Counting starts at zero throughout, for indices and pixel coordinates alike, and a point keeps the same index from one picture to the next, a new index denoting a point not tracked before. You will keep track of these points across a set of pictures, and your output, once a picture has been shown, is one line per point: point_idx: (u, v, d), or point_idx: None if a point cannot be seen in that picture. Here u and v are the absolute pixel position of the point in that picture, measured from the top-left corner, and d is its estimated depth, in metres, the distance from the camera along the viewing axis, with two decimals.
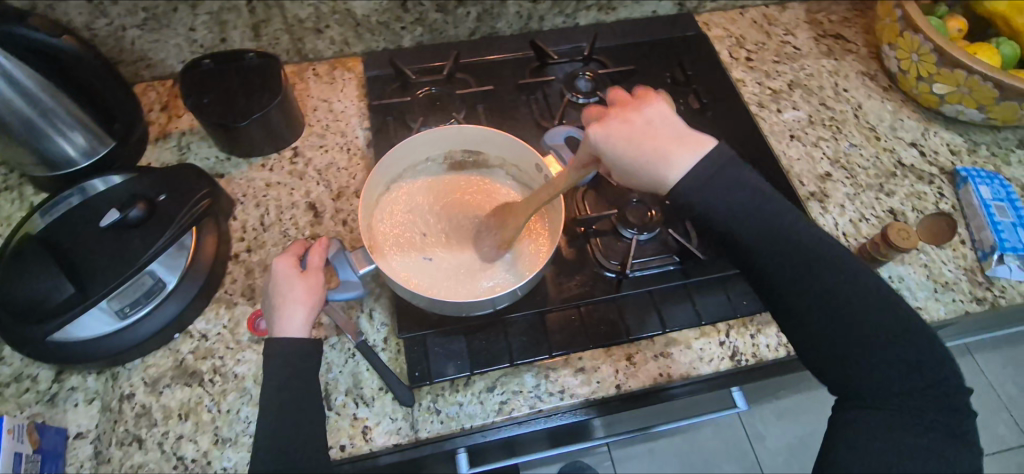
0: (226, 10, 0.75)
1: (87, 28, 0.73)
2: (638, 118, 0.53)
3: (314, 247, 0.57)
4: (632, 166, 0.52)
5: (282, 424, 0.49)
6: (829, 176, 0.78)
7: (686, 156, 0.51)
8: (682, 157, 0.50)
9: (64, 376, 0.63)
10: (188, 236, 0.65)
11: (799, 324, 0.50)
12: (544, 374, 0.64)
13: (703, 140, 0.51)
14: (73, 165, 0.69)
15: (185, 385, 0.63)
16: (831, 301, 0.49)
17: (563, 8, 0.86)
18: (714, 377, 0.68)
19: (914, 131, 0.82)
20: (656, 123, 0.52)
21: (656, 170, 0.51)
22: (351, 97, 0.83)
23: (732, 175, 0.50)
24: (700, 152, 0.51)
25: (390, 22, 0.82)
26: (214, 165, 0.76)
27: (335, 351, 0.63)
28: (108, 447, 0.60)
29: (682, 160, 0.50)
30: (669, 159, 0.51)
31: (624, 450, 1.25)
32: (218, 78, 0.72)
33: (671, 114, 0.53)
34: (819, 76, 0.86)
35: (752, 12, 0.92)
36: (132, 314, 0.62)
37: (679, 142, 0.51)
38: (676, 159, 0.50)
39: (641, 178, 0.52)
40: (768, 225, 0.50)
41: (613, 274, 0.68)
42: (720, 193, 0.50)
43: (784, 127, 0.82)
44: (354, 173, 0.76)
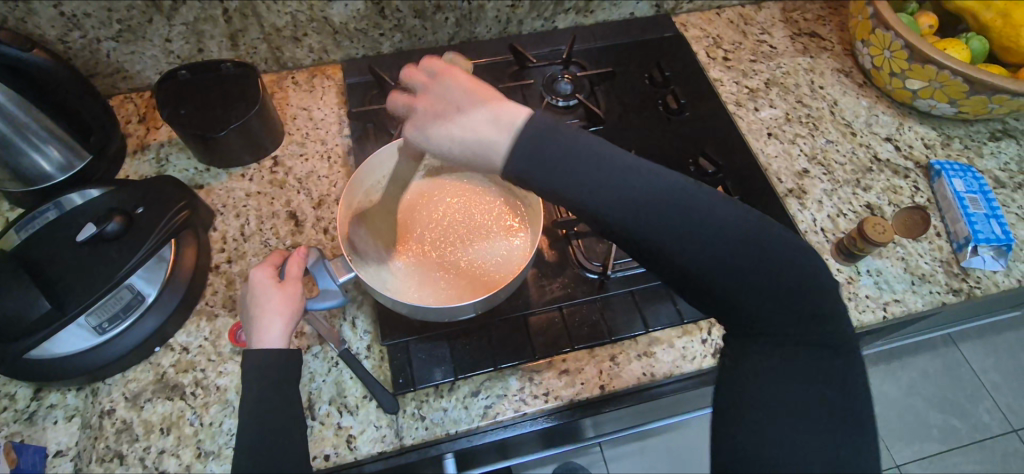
0: (202, 20, 0.74)
1: (61, 41, 0.72)
2: (454, 102, 0.47)
3: (292, 257, 0.57)
4: (458, 156, 0.46)
5: (262, 435, 0.49)
6: (807, 172, 0.79)
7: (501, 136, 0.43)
8: (500, 136, 0.43)
9: (42, 393, 0.62)
10: (167, 249, 0.65)
11: (743, 317, 0.46)
12: (528, 377, 0.64)
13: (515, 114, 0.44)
14: (48, 180, 0.68)
15: (167, 399, 0.62)
16: (764, 294, 0.44)
17: (541, 12, 0.86)
18: (698, 375, 0.68)
19: (889, 126, 0.83)
20: (473, 106, 0.46)
21: (480, 154, 0.44)
22: (331, 105, 0.83)
23: (583, 147, 0.44)
24: (513, 126, 0.44)
25: (368, 29, 0.82)
26: (193, 176, 0.76)
27: (318, 360, 0.63)
28: (89, 464, 0.59)
29: (500, 141, 0.43)
30: (483, 141, 0.44)
31: (616, 450, 1.25)
32: (194, 89, 0.72)
33: (468, 88, 0.47)
34: (795, 74, 0.87)
35: (729, 12, 0.94)
36: (112, 328, 0.61)
37: (486, 122, 0.44)
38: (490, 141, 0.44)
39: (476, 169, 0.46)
40: (688, 214, 0.43)
41: (595, 275, 0.68)
42: (603, 174, 0.43)
43: (761, 125, 0.82)
44: (335, 180, 0.76)
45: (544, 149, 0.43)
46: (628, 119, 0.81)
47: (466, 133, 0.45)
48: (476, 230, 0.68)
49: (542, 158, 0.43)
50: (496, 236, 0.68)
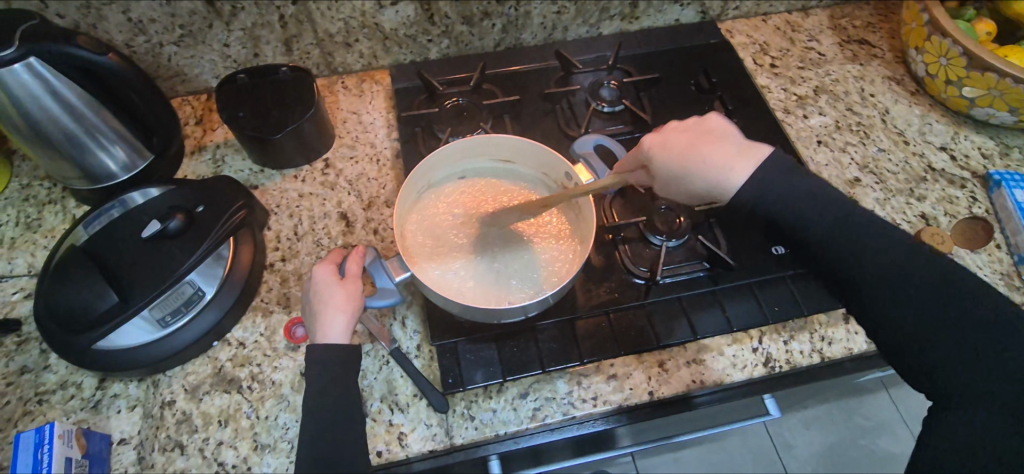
0: (259, 25, 0.77)
1: (127, 45, 0.75)
2: (703, 126, 0.59)
3: (352, 255, 0.60)
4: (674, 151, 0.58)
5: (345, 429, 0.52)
6: (858, 181, 0.78)
7: (746, 163, 0.57)
8: (747, 162, 0.57)
9: (107, 383, 0.65)
10: (226, 247, 0.67)
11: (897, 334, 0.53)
12: (576, 381, 0.64)
13: (759, 151, 0.58)
14: (112, 178, 0.71)
15: (225, 392, 0.64)
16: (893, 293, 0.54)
17: (587, 19, 0.87)
18: (748, 384, 0.67)
19: (943, 135, 0.81)
20: (718, 137, 0.58)
21: (719, 166, 0.57)
22: (380, 108, 0.84)
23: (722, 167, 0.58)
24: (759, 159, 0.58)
25: (417, 35, 0.84)
26: (248, 176, 0.78)
27: (370, 358, 0.64)
28: (151, 452, 0.61)
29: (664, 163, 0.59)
30: (729, 169, 0.57)
31: (650, 460, 1.24)
32: (251, 92, 0.74)
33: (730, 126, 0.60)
34: (845, 82, 0.86)
35: (775, 18, 0.93)
36: (173, 322, 0.63)
37: (730, 147, 0.58)
38: (734, 160, 0.57)
39: (700, 184, 0.58)
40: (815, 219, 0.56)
41: (642, 280, 0.68)
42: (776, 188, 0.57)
43: (811, 133, 0.82)
44: (384, 183, 0.78)
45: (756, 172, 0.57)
46: None
47: (718, 149, 0.57)
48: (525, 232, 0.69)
49: (758, 179, 0.57)
50: (544, 241, 0.68)
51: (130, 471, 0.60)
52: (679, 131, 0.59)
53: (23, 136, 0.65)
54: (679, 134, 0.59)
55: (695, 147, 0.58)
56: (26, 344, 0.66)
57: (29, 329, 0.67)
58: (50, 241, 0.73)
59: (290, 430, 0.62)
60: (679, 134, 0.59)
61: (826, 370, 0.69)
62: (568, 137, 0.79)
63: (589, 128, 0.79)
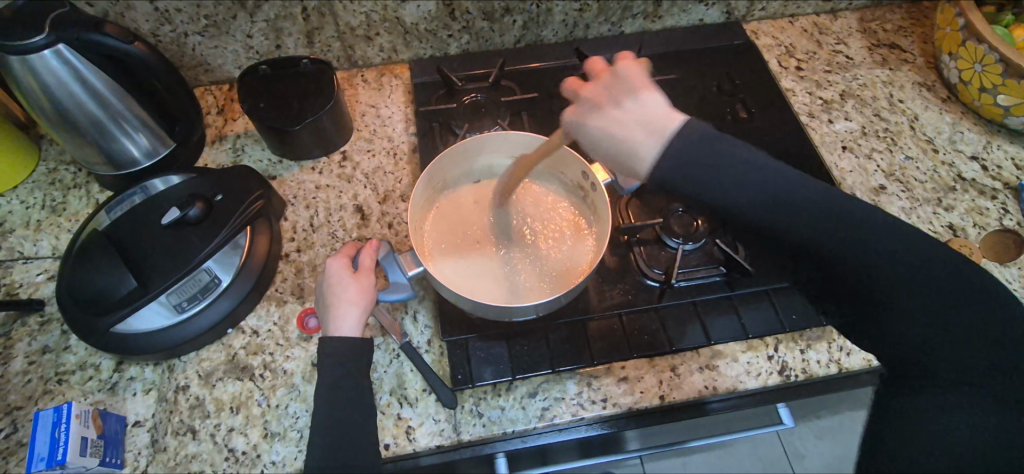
0: (282, 17, 0.77)
1: (153, 34, 0.76)
2: (627, 101, 0.50)
3: (365, 249, 0.61)
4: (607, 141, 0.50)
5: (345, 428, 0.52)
6: (883, 189, 0.76)
7: (655, 142, 0.48)
8: (648, 141, 0.48)
9: (124, 366, 0.66)
10: (243, 236, 0.68)
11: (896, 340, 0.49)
12: (586, 382, 0.64)
13: (671, 123, 0.48)
14: (135, 165, 0.73)
15: (237, 379, 0.65)
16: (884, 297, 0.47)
17: (609, 17, 0.86)
18: (761, 392, 0.66)
19: (975, 144, 0.79)
20: (633, 116, 0.49)
21: (629, 151, 0.49)
22: (398, 103, 0.84)
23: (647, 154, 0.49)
24: (665, 134, 0.48)
25: (438, 30, 0.84)
26: (267, 167, 0.79)
27: (381, 351, 0.65)
28: (165, 435, 0.62)
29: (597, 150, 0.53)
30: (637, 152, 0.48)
31: (657, 464, 1.23)
32: (273, 84, 0.75)
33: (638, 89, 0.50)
34: (873, 87, 0.84)
35: (802, 20, 0.91)
36: (189, 308, 0.64)
37: (645, 126, 0.48)
38: (642, 139, 0.48)
39: (621, 173, 0.51)
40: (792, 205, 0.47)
41: (657, 283, 0.67)
42: (756, 177, 0.47)
43: (836, 138, 0.80)
44: (401, 177, 0.78)
45: (700, 156, 0.47)
46: None
47: (619, 132, 0.49)
48: (541, 230, 0.69)
49: (679, 163, 0.47)
50: (561, 239, 0.68)
51: (144, 453, 0.62)
52: (604, 115, 0.51)
53: (51, 121, 0.66)
54: (598, 117, 0.51)
55: (610, 134, 0.50)
56: (48, 324, 0.68)
57: (52, 310, 0.69)
58: (74, 224, 0.74)
59: (300, 419, 0.63)
60: (602, 117, 0.51)
61: (843, 381, 0.68)
62: None
63: None
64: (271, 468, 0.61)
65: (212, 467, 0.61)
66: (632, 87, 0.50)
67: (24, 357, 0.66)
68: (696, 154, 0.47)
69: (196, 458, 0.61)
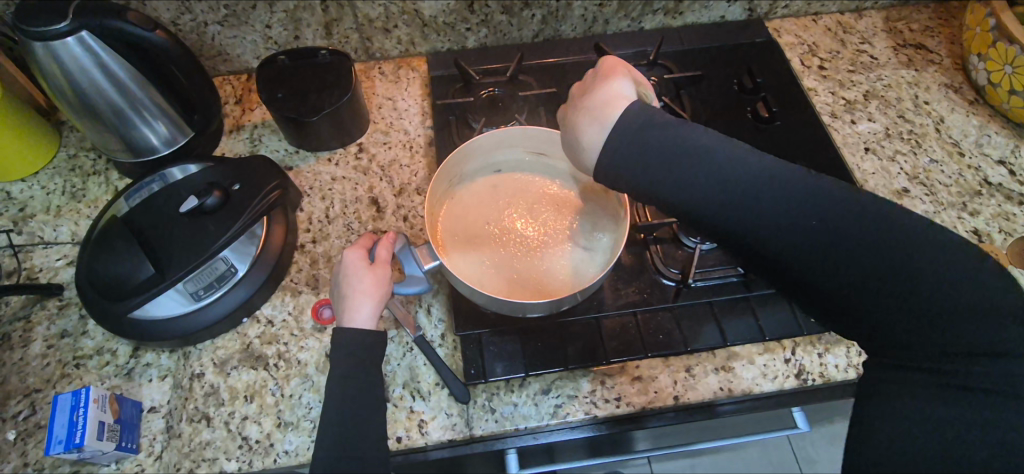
0: (301, 8, 0.77)
1: (173, 23, 0.77)
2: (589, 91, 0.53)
3: (382, 241, 0.61)
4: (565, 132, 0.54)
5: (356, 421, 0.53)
6: (906, 192, 0.74)
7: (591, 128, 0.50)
8: (591, 124, 0.50)
9: (140, 352, 0.66)
10: (259, 226, 0.68)
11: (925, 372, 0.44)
12: (599, 381, 0.63)
13: (614, 109, 0.49)
14: (154, 153, 0.73)
15: (251, 368, 0.65)
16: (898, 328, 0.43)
17: (629, 12, 0.85)
18: (777, 395, 0.65)
19: (1002, 148, 0.77)
20: (584, 102, 0.52)
21: (573, 134, 0.52)
22: (415, 96, 0.84)
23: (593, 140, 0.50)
24: (608, 121, 0.49)
25: (456, 23, 0.83)
26: (284, 157, 0.79)
27: (394, 344, 0.65)
28: (179, 422, 0.63)
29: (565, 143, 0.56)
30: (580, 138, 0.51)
31: (664, 465, 1.22)
32: (291, 75, 0.75)
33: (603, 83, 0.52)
34: (898, 88, 0.82)
35: (827, 19, 0.89)
36: (205, 297, 0.65)
37: (587, 111, 0.51)
38: (583, 122, 0.50)
39: (569, 156, 0.54)
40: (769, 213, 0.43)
41: (672, 282, 0.66)
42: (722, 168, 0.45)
43: (858, 139, 0.78)
44: (417, 170, 0.78)
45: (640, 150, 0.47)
46: (714, 126, 0.78)
47: (568, 117, 0.52)
48: (556, 226, 0.68)
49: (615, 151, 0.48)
50: (576, 235, 0.68)
51: (159, 439, 0.62)
52: (567, 104, 0.54)
53: (73, 107, 0.67)
54: (566, 105, 0.55)
55: (564, 121, 0.54)
56: (67, 308, 0.69)
57: (71, 294, 0.70)
58: (93, 211, 0.75)
59: (313, 409, 0.63)
60: (567, 105, 0.55)
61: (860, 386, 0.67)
62: None
63: None
64: (284, 457, 0.61)
65: (225, 455, 0.61)
66: (604, 78, 0.53)
67: (43, 340, 0.67)
68: (642, 148, 0.47)
69: (209, 445, 0.62)
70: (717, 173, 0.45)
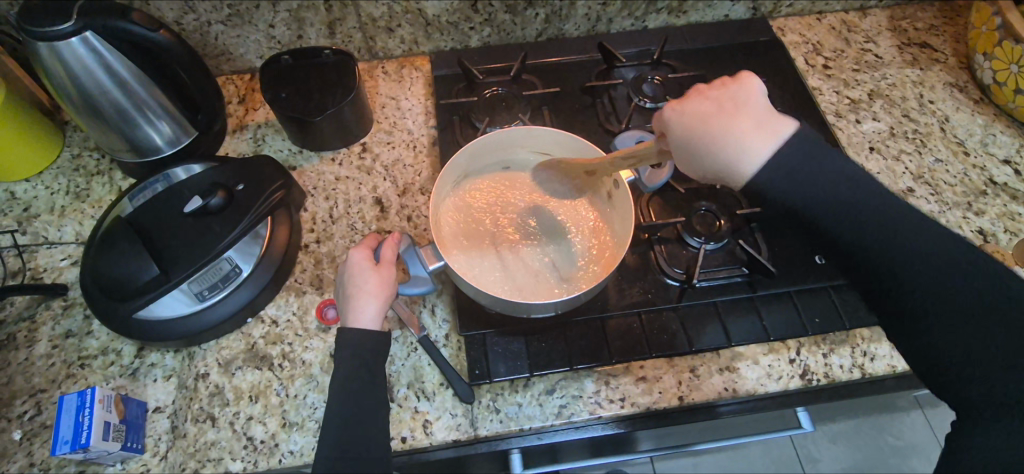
0: (305, 7, 0.77)
1: (177, 22, 0.77)
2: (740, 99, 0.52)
3: (387, 241, 0.61)
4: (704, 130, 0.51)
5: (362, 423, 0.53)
6: (911, 191, 0.74)
7: (761, 145, 0.50)
8: (763, 139, 0.50)
9: (144, 352, 0.66)
10: (263, 226, 0.68)
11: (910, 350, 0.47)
12: (604, 381, 0.63)
13: (780, 130, 0.51)
14: (157, 152, 0.73)
15: (256, 368, 0.65)
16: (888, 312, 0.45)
17: (633, 11, 0.85)
18: (781, 396, 0.65)
19: (1007, 147, 0.77)
20: (735, 112, 0.51)
21: (738, 144, 0.50)
22: (418, 95, 0.84)
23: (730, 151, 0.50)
24: (779, 138, 0.50)
25: (459, 22, 0.83)
26: (287, 157, 0.79)
27: (398, 344, 0.65)
28: (184, 422, 0.63)
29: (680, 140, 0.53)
30: (744, 149, 0.50)
31: (667, 463, 1.22)
32: (295, 74, 0.75)
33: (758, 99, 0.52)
34: (903, 87, 0.82)
35: (831, 17, 0.89)
36: (210, 297, 0.65)
37: (750, 124, 0.50)
38: (751, 133, 0.50)
39: (712, 161, 0.52)
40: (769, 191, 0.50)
41: (676, 282, 0.66)
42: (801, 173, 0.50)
43: (863, 138, 0.78)
44: (420, 170, 0.78)
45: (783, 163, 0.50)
46: None
47: (728, 121, 0.51)
48: (557, 228, 0.68)
49: (778, 168, 0.50)
50: (577, 237, 0.68)
51: (164, 439, 0.62)
52: (703, 99, 0.53)
53: (77, 107, 0.67)
54: (703, 103, 0.52)
55: (713, 122, 0.51)
56: (72, 309, 0.69)
57: (75, 294, 0.70)
58: (97, 211, 0.75)
59: (318, 410, 0.63)
60: (705, 107, 0.52)
61: (864, 385, 0.67)
62: (608, 133, 0.78)
63: (630, 123, 0.77)
64: (289, 457, 0.61)
65: (231, 455, 0.61)
66: (737, 87, 0.53)
67: (48, 340, 0.67)
68: (785, 162, 0.50)
69: (215, 445, 0.62)
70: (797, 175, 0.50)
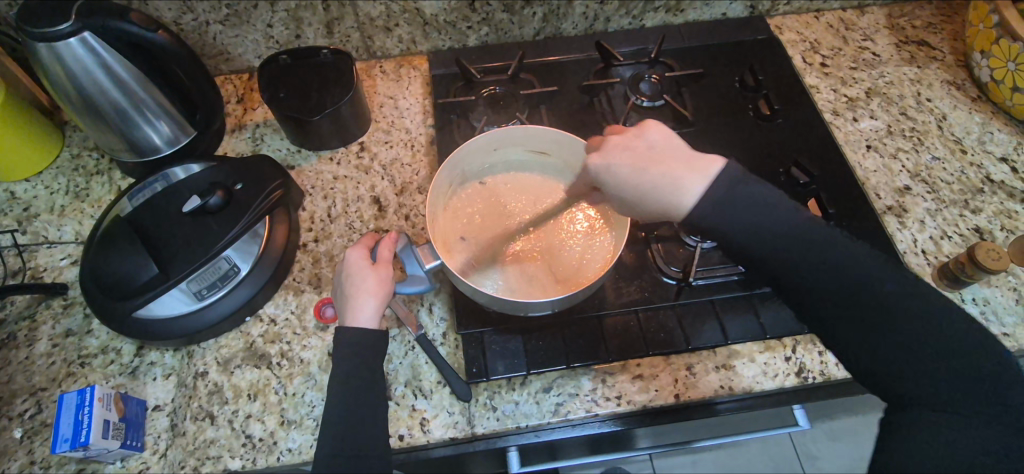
0: (302, 7, 0.77)
1: (175, 22, 0.77)
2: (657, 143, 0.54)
3: (384, 241, 0.61)
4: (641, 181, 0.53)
5: (357, 421, 0.53)
6: (908, 189, 0.74)
7: (698, 181, 0.51)
8: (693, 179, 0.51)
9: (144, 351, 0.67)
10: (262, 225, 0.68)
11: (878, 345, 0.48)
12: (601, 379, 0.64)
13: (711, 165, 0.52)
14: (156, 152, 0.73)
15: (255, 367, 0.66)
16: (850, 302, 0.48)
17: (630, 10, 0.85)
18: (777, 393, 0.66)
19: (1005, 145, 0.77)
20: (659, 155, 0.53)
21: (670, 188, 0.52)
22: (416, 94, 0.84)
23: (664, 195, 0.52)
24: (710, 175, 0.51)
25: (457, 22, 0.83)
26: (286, 156, 0.79)
27: (396, 343, 0.65)
28: (183, 420, 0.63)
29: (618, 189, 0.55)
30: (681, 187, 0.51)
31: (666, 461, 1.22)
32: (293, 73, 0.75)
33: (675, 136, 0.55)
34: (900, 84, 0.82)
35: (828, 15, 0.89)
36: (208, 296, 0.65)
37: (680, 165, 0.52)
38: (680, 176, 0.52)
39: (651, 205, 0.53)
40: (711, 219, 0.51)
41: (673, 280, 0.67)
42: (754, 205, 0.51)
43: (860, 136, 0.78)
44: (418, 169, 0.78)
45: (723, 197, 0.51)
46: (715, 124, 0.78)
47: (664, 168, 0.52)
48: (560, 227, 0.69)
49: (716, 205, 0.51)
50: (578, 235, 0.68)
51: (164, 437, 0.63)
52: (625, 149, 0.54)
53: (76, 107, 0.67)
54: (624, 151, 0.54)
55: (640, 169, 0.53)
56: (72, 308, 0.69)
57: (75, 293, 0.70)
58: (97, 211, 0.75)
59: (316, 408, 0.63)
60: (630, 153, 0.54)
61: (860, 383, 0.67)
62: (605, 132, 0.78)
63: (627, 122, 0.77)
64: (287, 455, 0.61)
65: (229, 453, 0.61)
66: (653, 129, 0.55)
67: (48, 339, 0.67)
68: (719, 196, 0.51)
69: (214, 443, 0.62)
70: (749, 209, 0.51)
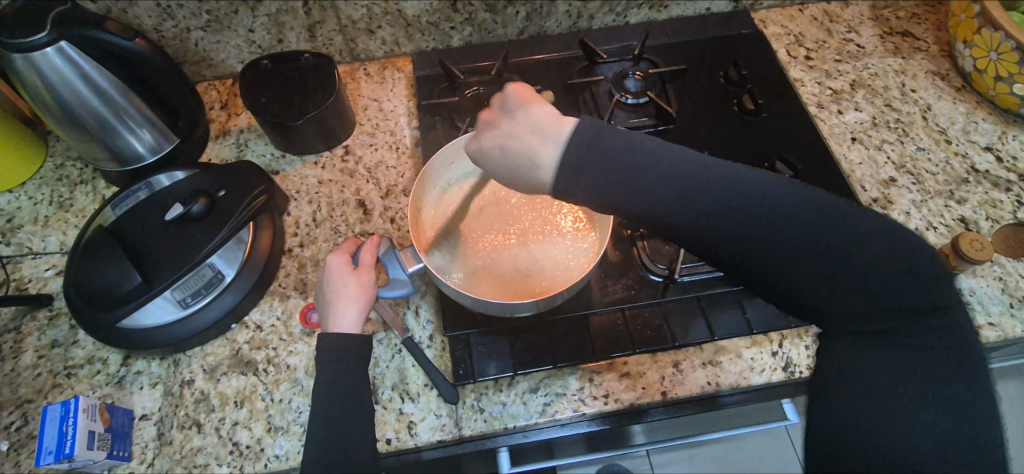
0: (283, 11, 0.77)
1: (156, 30, 0.76)
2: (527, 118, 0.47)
3: (365, 245, 0.61)
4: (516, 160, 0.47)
5: (336, 429, 0.53)
6: (893, 181, 0.74)
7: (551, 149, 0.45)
8: (548, 146, 0.45)
9: (130, 360, 0.67)
10: (246, 232, 0.68)
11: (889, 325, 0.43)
12: (588, 378, 0.63)
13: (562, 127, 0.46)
14: (140, 160, 0.73)
15: (241, 373, 0.66)
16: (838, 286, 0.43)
17: (614, 7, 0.84)
18: (766, 388, 0.66)
19: (990, 134, 0.77)
20: (524, 112, 0.48)
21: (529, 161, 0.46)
22: (400, 96, 0.84)
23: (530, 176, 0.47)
24: (560, 138, 0.45)
25: (440, 22, 0.83)
26: (270, 161, 0.79)
27: (383, 346, 0.65)
28: (170, 429, 0.63)
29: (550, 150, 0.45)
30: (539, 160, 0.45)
31: (664, 456, 1.22)
32: (275, 79, 0.74)
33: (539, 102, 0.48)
34: (885, 76, 0.82)
35: (813, 8, 0.89)
36: (193, 304, 0.65)
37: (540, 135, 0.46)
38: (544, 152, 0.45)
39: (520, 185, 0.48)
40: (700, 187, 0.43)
41: (659, 278, 0.66)
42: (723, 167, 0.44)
43: (845, 129, 0.78)
44: (403, 171, 0.78)
45: (613, 157, 0.44)
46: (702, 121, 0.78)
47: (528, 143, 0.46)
48: (547, 227, 0.68)
49: (572, 161, 0.44)
50: (565, 234, 0.68)
51: (151, 446, 0.62)
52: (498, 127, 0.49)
53: (55, 116, 0.66)
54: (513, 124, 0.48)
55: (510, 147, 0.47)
56: (58, 318, 0.69)
57: (61, 304, 0.70)
58: (81, 220, 0.75)
59: (303, 413, 0.63)
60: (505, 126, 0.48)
61: None
62: None
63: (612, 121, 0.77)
64: (274, 462, 0.61)
65: (217, 460, 0.61)
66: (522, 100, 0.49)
67: (34, 351, 0.67)
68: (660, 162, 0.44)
69: (201, 452, 0.62)
70: (728, 178, 0.44)
